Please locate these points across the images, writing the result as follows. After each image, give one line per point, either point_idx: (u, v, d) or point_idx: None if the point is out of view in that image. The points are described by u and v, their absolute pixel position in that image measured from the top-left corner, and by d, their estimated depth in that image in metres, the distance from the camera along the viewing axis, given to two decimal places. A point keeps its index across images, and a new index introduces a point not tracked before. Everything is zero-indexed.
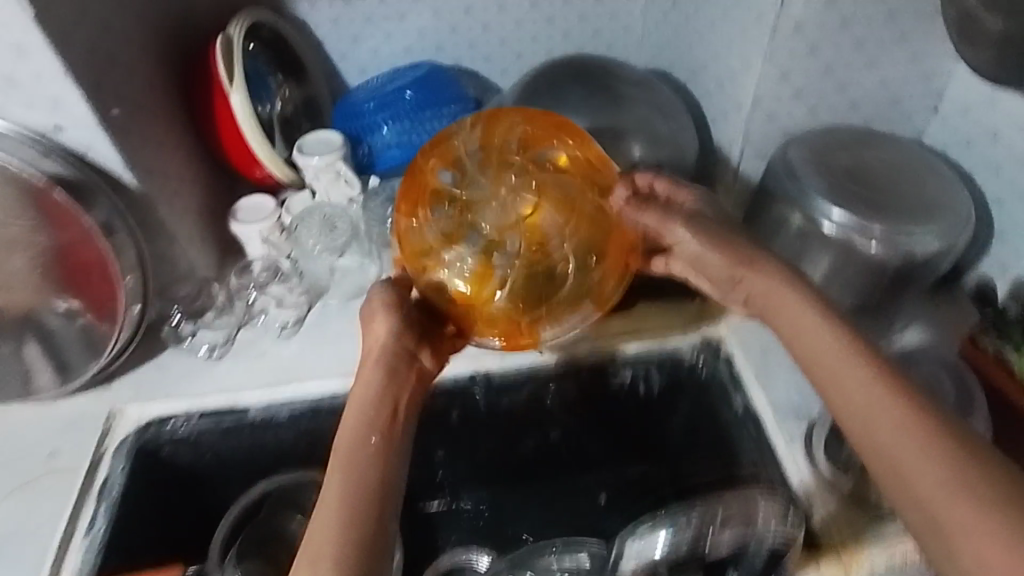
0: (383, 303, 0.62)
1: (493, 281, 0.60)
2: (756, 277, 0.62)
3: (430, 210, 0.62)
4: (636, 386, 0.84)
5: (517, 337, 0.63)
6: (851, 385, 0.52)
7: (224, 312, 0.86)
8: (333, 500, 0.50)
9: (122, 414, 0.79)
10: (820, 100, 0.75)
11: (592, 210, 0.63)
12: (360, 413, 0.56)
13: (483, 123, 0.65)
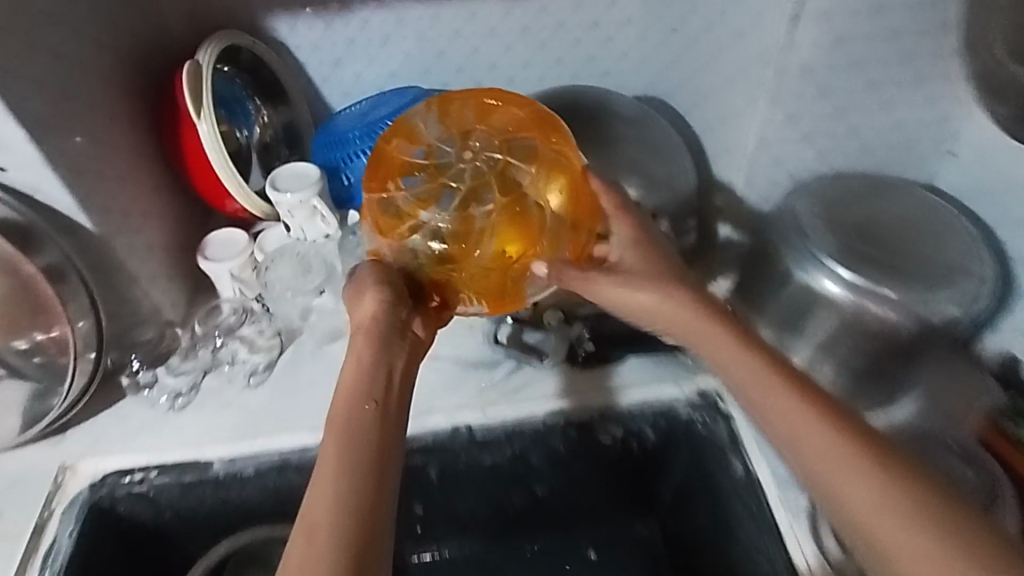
0: (369, 281, 0.61)
1: (471, 234, 0.63)
2: (668, 306, 0.57)
3: (401, 179, 0.65)
4: (629, 445, 0.77)
5: (502, 294, 0.64)
6: (779, 407, 0.49)
7: (189, 356, 0.81)
8: (326, 485, 0.47)
9: (74, 471, 0.74)
10: (829, 144, 0.70)
11: (557, 159, 0.66)
12: (353, 385, 0.54)
13: (437, 107, 0.68)
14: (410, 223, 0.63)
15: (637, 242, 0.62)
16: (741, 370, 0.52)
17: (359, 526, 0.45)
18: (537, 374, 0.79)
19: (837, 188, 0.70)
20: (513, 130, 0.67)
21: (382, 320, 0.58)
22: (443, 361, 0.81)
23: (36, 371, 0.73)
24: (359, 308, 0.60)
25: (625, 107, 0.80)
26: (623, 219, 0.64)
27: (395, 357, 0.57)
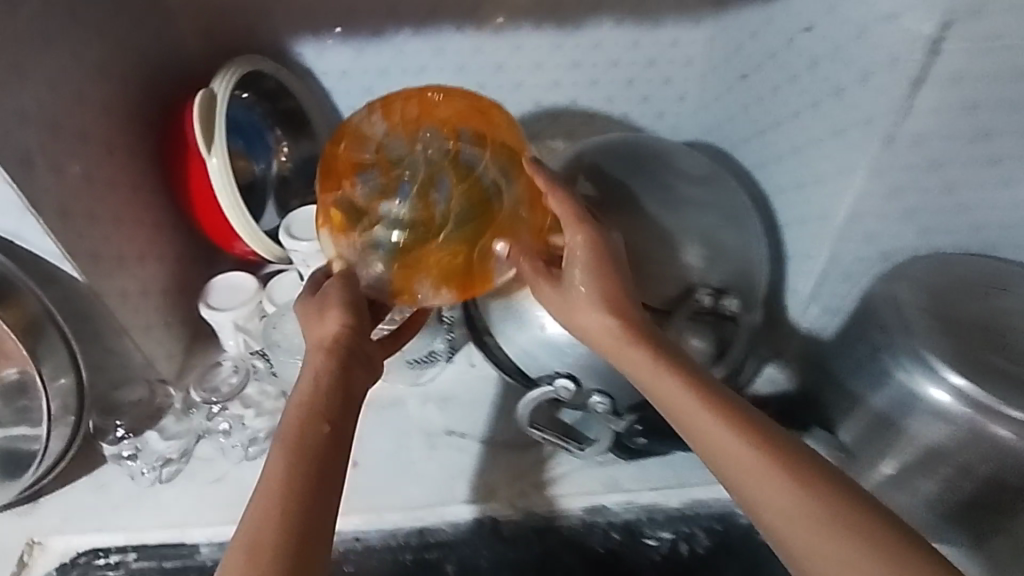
0: (331, 302, 0.57)
1: (433, 220, 0.59)
2: (628, 356, 0.52)
3: (353, 178, 0.61)
4: (678, 549, 0.68)
5: (471, 280, 0.59)
6: (745, 470, 0.45)
7: (182, 419, 0.71)
8: (269, 503, 0.45)
9: (43, 547, 0.65)
10: (934, 221, 0.60)
11: (505, 141, 0.62)
12: (306, 403, 0.51)
13: (379, 106, 0.63)
14: (365, 220, 0.59)
15: (594, 254, 0.55)
16: (705, 428, 0.47)
17: (298, 551, 0.43)
18: (575, 461, 0.69)
19: (946, 277, 0.60)
20: (458, 116, 0.62)
21: (343, 343, 0.55)
22: (469, 440, 0.71)
23: (12, 420, 0.63)
24: (316, 327, 0.56)
25: (690, 163, 0.70)
26: (579, 232, 0.56)
27: (352, 380, 0.54)
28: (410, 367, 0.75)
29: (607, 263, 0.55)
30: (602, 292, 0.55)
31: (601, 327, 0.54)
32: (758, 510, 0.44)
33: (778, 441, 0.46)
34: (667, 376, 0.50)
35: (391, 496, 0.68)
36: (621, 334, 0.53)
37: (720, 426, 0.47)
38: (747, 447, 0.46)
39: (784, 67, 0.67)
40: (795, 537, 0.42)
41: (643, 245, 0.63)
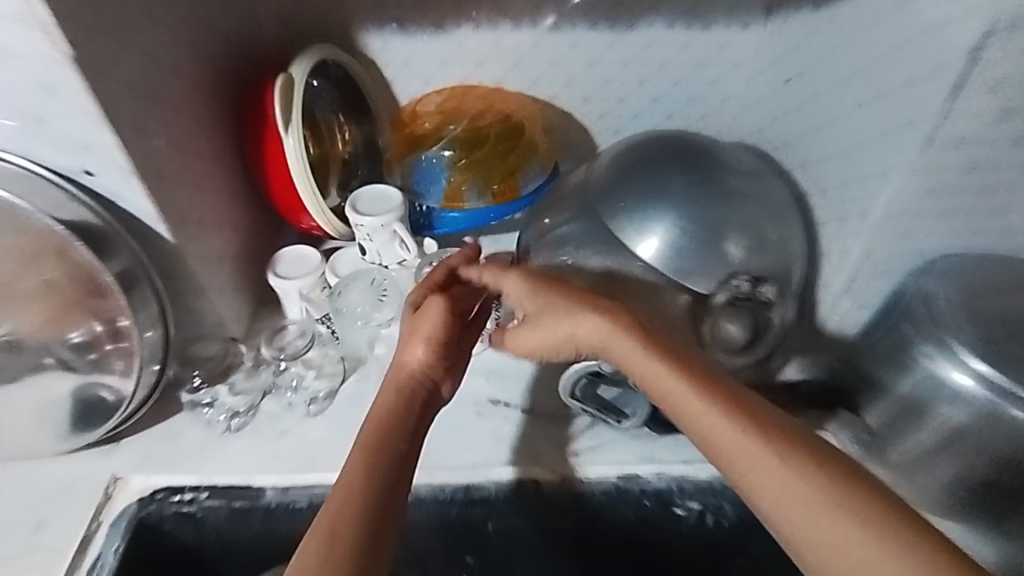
0: (426, 329, 0.62)
1: (477, 144, 0.85)
2: (619, 346, 0.57)
3: (422, 122, 0.88)
4: (703, 520, 0.72)
5: (505, 186, 0.84)
6: (740, 454, 0.48)
7: (250, 375, 0.76)
8: (351, 505, 0.50)
9: (124, 484, 0.70)
10: (966, 224, 0.63)
11: (520, 102, 0.89)
12: (387, 420, 0.57)
13: (443, 94, 0.91)
14: (426, 144, 0.86)
15: (527, 284, 0.63)
16: (698, 415, 0.51)
17: (370, 545, 0.48)
18: (615, 431, 0.74)
19: (976, 275, 0.63)
20: (489, 92, 0.89)
21: (423, 372, 0.61)
22: (511, 410, 0.76)
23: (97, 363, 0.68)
24: (409, 351, 0.62)
25: (733, 159, 0.75)
26: (507, 274, 0.64)
27: (426, 402, 0.60)
28: None
29: (545, 288, 0.62)
30: (549, 312, 0.61)
31: (579, 336, 0.59)
32: (756, 496, 0.47)
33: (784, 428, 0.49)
34: (654, 368, 0.54)
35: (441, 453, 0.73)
36: (609, 335, 0.57)
37: (709, 413, 0.51)
38: (738, 428, 0.49)
39: (829, 71, 0.71)
40: (786, 514, 0.46)
41: (678, 236, 0.68)
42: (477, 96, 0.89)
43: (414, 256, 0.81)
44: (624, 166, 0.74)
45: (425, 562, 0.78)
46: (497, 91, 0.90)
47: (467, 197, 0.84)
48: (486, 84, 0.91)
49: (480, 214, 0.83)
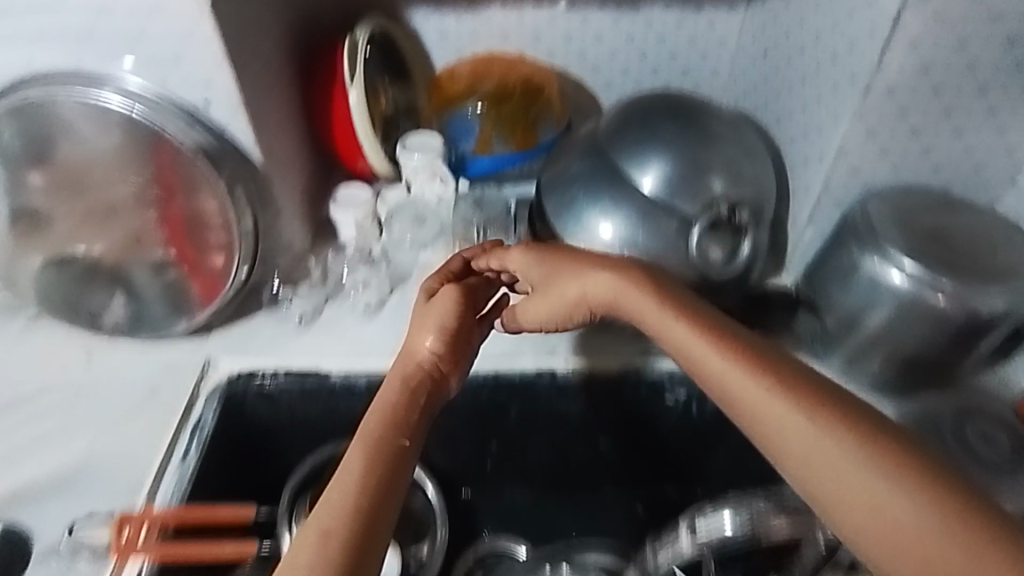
0: (435, 318, 0.69)
1: (505, 100, 1.01)
2: (632, 297, 0.66)
3: (458, 83, 1.04)
4: (688, 407, 0.88)
5: (527, 135, 1.00)
6: (752, 398, 0.53)
7: (315, 285, 0.91)
8: (350, 485, 0.53)
9: (215, 365, 0.84)
10: (903, 161, 0.79)
11: (540, 68, 1.05)
12: (390, 414, 0.60)
13: (475, 60, 1.06)
14: (462, 100, 1.02)
15: (529, 256, 0.75)
16: (717, 365, 0.57)
17: (366, 522, 0.51)
18: (616, 333, 0.90)
19: (908, 198, 0.78)
20: (515, 59, 1.05)
21: (429, 366, 0.65)
22: None
23: (198, 263, 0.82)
24: (417, 339, 0.68)
25: (718, 114, 0.91)
26: (511, 249, 0.76)
27: (431, 391, 0.64)
28: None
29: (548, 256, 0.73)
30: (558, 276, 0.72)
31: (589, 293, 0.69)
32: (769, 441, 0.52)
33: (801, 384, 0.53)
34: (672, 324, 0.62)
35: None
36: (618, 287, 0.67)
37: (724, 360, 0.56)
38: (750, 375, 0.54)
39: (798, 42, 0.87)
40: (810, 469, 0.49)
41: (671, 171, 0.84)
42: (505, 61, 1.05)
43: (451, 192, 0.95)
44: (626, 118, 0.89)
45: (456, 447, 0.93)
46: (521, 59, 1.06)
47: (494, 145, 0.99)
48: (513, 53, 1.07)
49: (505, 158, 0.99)
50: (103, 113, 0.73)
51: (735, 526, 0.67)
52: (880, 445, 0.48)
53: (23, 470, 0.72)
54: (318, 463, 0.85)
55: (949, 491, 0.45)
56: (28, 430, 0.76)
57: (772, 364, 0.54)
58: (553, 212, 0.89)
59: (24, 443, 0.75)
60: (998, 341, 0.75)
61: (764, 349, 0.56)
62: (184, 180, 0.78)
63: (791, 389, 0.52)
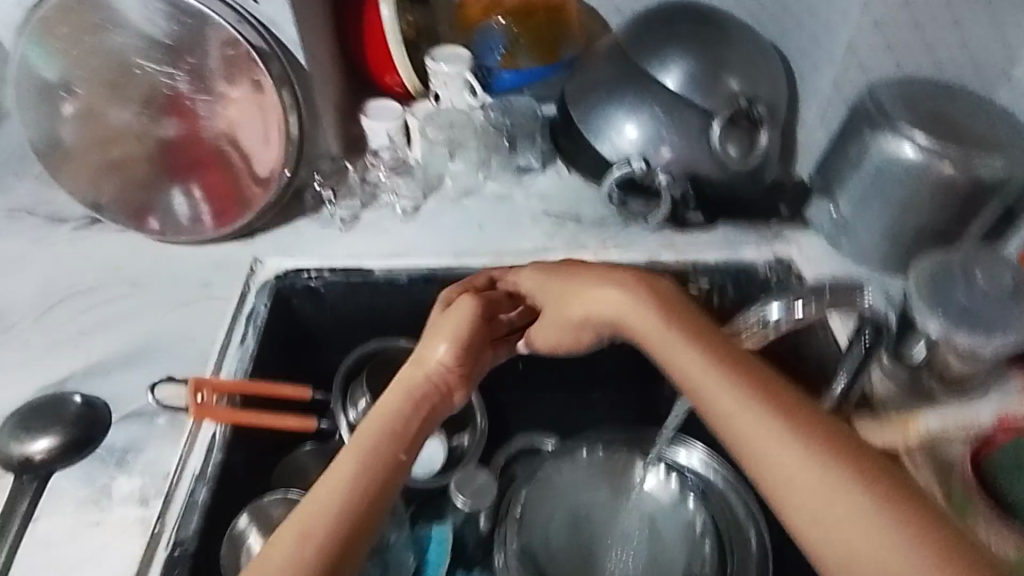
0: (450, 332, 0.69)
1: (530, 16, 1.04)
2: (639, 317, 0.66)
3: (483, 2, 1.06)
4: (710, 297, 0.92)
5: (550, 50, 1.04)
6: (765, 440, 0.51)
7: (351, 193, 0.95)
8: (333, 502, 0.54)
9: (263, 264, 0.87)
10: (908, 54, 0.85)
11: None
12: (384, 435, 0.60)
13: None
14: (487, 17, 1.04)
15: (539, 271, 0.77)
16: (728, 404, 0.54)
17: (338, 548, 0.52)
18: (641, 230, 0.95)
19: (910, 84, 0.84)
20: None
21: (437, 377, 0.66)
22: (559, 217, 0.96)
23: (239, 163, 0.85)
24: (428, 349, 0.68)
25: (734, 21, 0.96)
26: (524, 268, 0.78)
27: (437, 405, 0.65)
28: (515, 172, 1.01)
29: (557, 272, 0.75)
30: (564, 295, 0.73)
31: (592, 314, 0.71)
32: (772, 487, 0.51)
33: (805, 419, 0.52)
34: (682, 352, 0.60)
35: (506, 240, 0.93)
36: (622, 306, 0.68)
37: (739, 396, 0.54)
38: (765, 414, 0.52)
39: None
40: (803, 509, 0.49)
41: (692, 68, 0.89)
42: None
43: (479, 101, 0.99)
44: (646, 25, 0.95)
45: None
46: None
47: (520, 59, 1.03)
48: None
49: (531, 71, 1.03)
50: (151, 3, 0.75)
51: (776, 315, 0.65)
52: (889, 492, 0.47)
53: (91, 350, 0.78)
54: (356, 361, 0.87)
55: (960, 552, 0.44)
56: (89, 320, 0.81)
57: (776, 399, 0.53)
58: (578, 114, 0.94)
59: (90, 329, 0.80)
60: (1000, 209, 0.81)
61: (784, 389, 0.54)
62: (230, 75, 0.80)
63: (795, 427, 0.51)
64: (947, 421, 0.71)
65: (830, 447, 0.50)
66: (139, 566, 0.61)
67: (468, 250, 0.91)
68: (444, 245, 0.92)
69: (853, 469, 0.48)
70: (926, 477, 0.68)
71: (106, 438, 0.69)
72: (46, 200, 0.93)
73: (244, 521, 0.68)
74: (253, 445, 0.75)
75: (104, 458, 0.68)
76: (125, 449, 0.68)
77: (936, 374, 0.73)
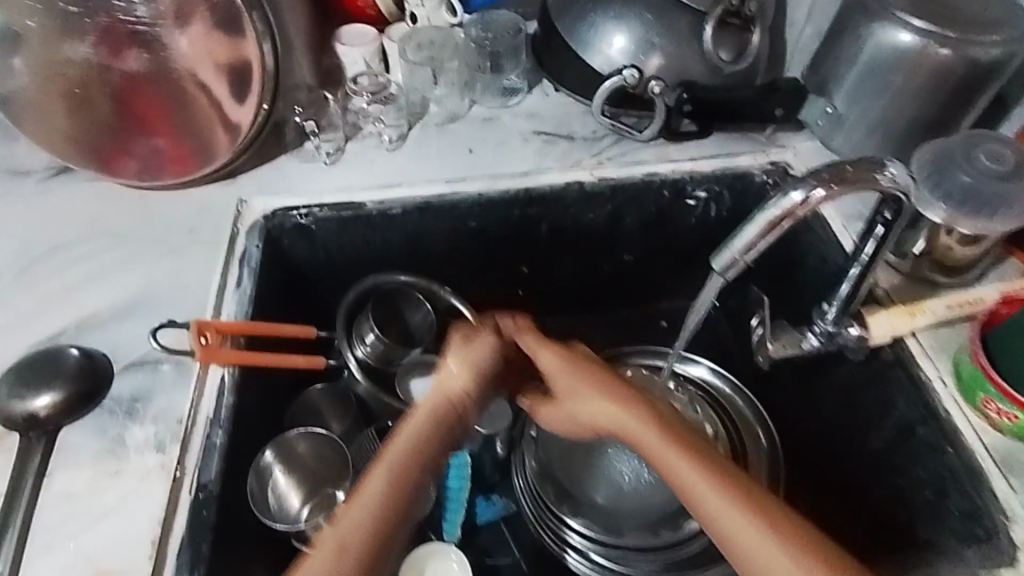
0: (474, 362, 0.64)
1: None
2: (630, 427, 0.62)
3: None
4: (707, 208, 0.92)
5: None
6: (750, 542, 0.53)
7: (331, 126, 0.91)
8: (361, 526, 0.53)
9: (249, 206, 0.83)
10: None
11: None
12: (406, 465, 0.56)
13: None
14: None
15: (557, 356, 0.68)
16: (711, 503, 0.55)
17: (370, 571, 0.52)
18: (634, 143, 0.92)
19: None
20: None
21: (459, 401, 0.62)
22: (550, 136, 0.93)
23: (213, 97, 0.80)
24: (450, 379, 0.63)
25: None
26: (538, 337, 0.69)
27: (455, 433, 0.61)
28: (501, 93, 0.96)
29: (576, 362, 0.68)
30: (574, 395, 0.66)
31: (597, 422, 0.65)
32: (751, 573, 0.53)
33: (778, 514, 0.55)
34: (672, 455, 0.58)
35: (498, 165, 0.90)
36: (621, 419, 0.63)
37: (720, 503, 0.55)
38: (747, 522, 0.54)
39: None
40: None
41: None
42: None
43: (459, 19, 0.96)
44: None
45: (487, 275, 0.95)
46: None
47: None
48: None
49: None
50: None
51: (792, 204, 0.59)
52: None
53: (80, 304, 0.74)
54: (352, 304, 0.83)
55: None
56: (74, 274, 0.77)
57: (753, 498, 0.55)
58: (563, 25, 0.90)
59: (76, 284, 0.76)
60: (995, 92, 0.80)
61: (762, 492, 0.56)
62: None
63: (774, 521, 0.54)
64: (956, 298, 0.71)
65: (805, 540, 0.53)
66: (164, 513, 0.60)
67: (460, 176, 0.88)
68: (435, 174, 0.88)
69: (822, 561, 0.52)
70: (934, 370, 0.70)
71: (111, 391, 0.67)
72: (6, 154, 0.87)
73: (269, 456, 0.69)
74: (263, 387, 0.73)
75: (112, 409, 0.65)
76: (133, 399, 0.66)
77: (937, 265, 0.75)
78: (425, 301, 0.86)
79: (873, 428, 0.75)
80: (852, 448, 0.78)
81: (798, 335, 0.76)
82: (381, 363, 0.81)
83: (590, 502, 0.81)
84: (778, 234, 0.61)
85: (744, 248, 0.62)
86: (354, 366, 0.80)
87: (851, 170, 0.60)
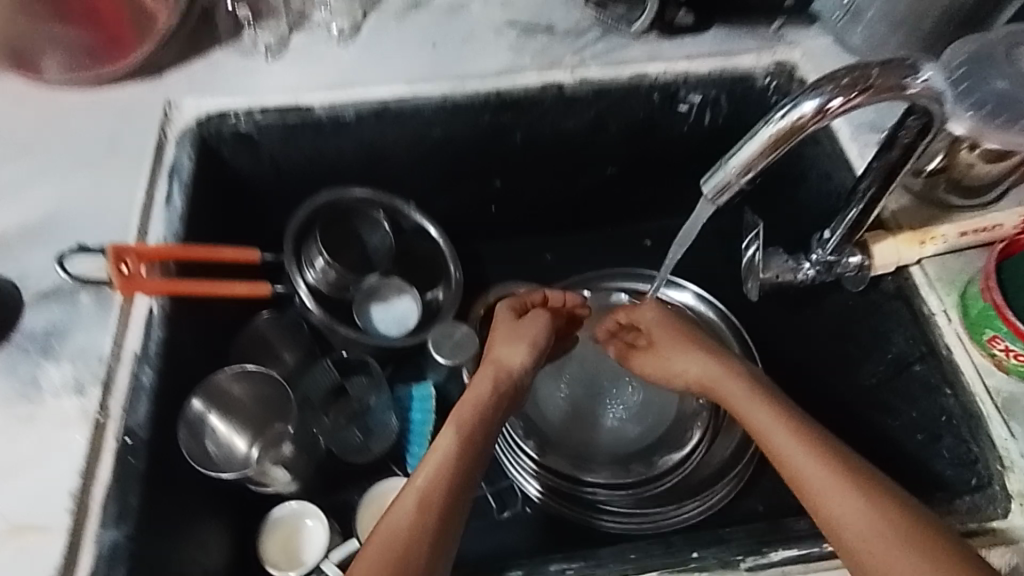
0: (528, 336, 0.69)
1: None
2: (724, 385, 0.63)
3: None
4: (701, 114, 0.82)
5: None
6: (822, 481, 0.52)
7: (271, 14, 0.78)
8: (441, 473, 0.56)
9: (178, 108, 0.73)
10: None
11: None
12: (473, 425, 0.60)
13: None
14: None
15: (660, 316, 0.72)
16: (791, 448, 0.55)
17: (448, 524, 0.54)
18: (623, 38, 0.81)
19: None
20: None
21: (518, 374, 0.66)
22: (527, 28, 0.81)
23: None
24: (512, 355, 0.67)
25: None
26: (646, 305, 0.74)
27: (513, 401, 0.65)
28: None
29: (674, 322, 0.72)
30: (667, 352, 0.69)
31: (692, 375, 0.67)
32: (816, 501, 0.52)
33: (840, 455, 0.54)
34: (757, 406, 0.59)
35: (465, 63, 0.78)
36: (713, 374, 0.65)
37: (808, 453, 0.54)
38: (834, 472, 0.52)
39: None
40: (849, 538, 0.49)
41: None
42: None
43: None
44: None
45: (456, 188, 0.86)
46: None
47: None
48: None
49: None
50: None
51: (801, 117, 0.51)
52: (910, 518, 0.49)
53: None
54: (301, 224, 0.75)
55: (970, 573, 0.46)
56: None
57: (818, 443, 0.55)
58: None
59: None
60: None
61: (835, 442, 0.55)
62: None
63: (835, 464, 0.53)
64: (970, 224, 0.64)
65: (863, 478, 0.52)
66: (87, 462, 0.54)
67: (421, 76, 0.77)
68: (393, 74, 0.77)
69: (879, 495, 0.50)
70: (937, 303, 0.63)
71: (23, 324, 0.60)
72: None
73: (199, 405, 0.63)
74: (202, 318, 0.67)
75: (25, 345, 0.59)
76: (47, 334, 0.59)
77: (953, 186, 0.66)
78: (386, 219, 0.79)
79: (869, 362, 0.69)
80: (845, 381, 0.73)
81: (790, 263, 0.69)
82: (336, 291, 0.76)
83: (597, 451, 0.78)
84: (783, 153, 0.52)
85: (743, 168, 0.53)
86: (302, 292, 0.71)
87: (878, 77, 0.51)
